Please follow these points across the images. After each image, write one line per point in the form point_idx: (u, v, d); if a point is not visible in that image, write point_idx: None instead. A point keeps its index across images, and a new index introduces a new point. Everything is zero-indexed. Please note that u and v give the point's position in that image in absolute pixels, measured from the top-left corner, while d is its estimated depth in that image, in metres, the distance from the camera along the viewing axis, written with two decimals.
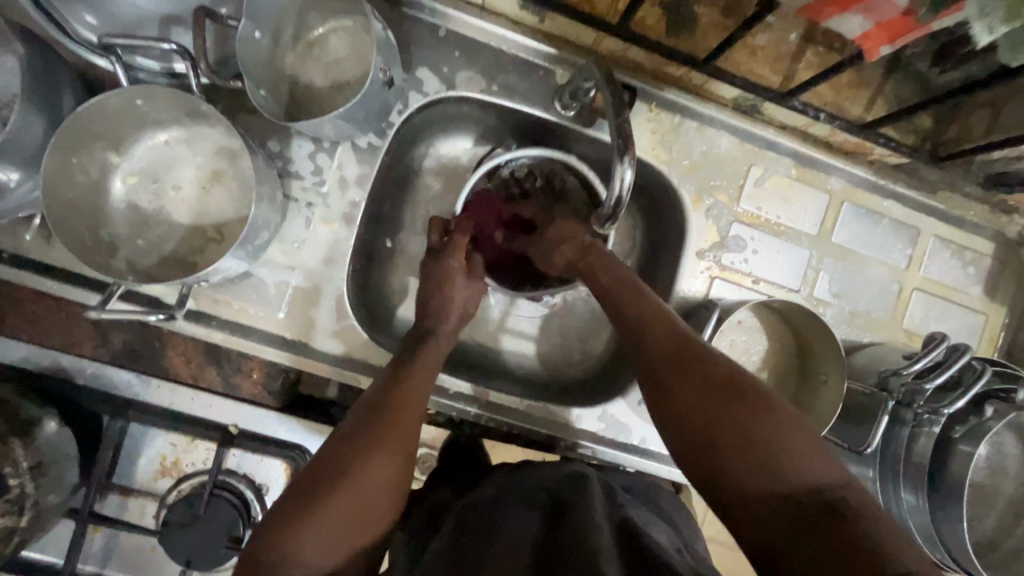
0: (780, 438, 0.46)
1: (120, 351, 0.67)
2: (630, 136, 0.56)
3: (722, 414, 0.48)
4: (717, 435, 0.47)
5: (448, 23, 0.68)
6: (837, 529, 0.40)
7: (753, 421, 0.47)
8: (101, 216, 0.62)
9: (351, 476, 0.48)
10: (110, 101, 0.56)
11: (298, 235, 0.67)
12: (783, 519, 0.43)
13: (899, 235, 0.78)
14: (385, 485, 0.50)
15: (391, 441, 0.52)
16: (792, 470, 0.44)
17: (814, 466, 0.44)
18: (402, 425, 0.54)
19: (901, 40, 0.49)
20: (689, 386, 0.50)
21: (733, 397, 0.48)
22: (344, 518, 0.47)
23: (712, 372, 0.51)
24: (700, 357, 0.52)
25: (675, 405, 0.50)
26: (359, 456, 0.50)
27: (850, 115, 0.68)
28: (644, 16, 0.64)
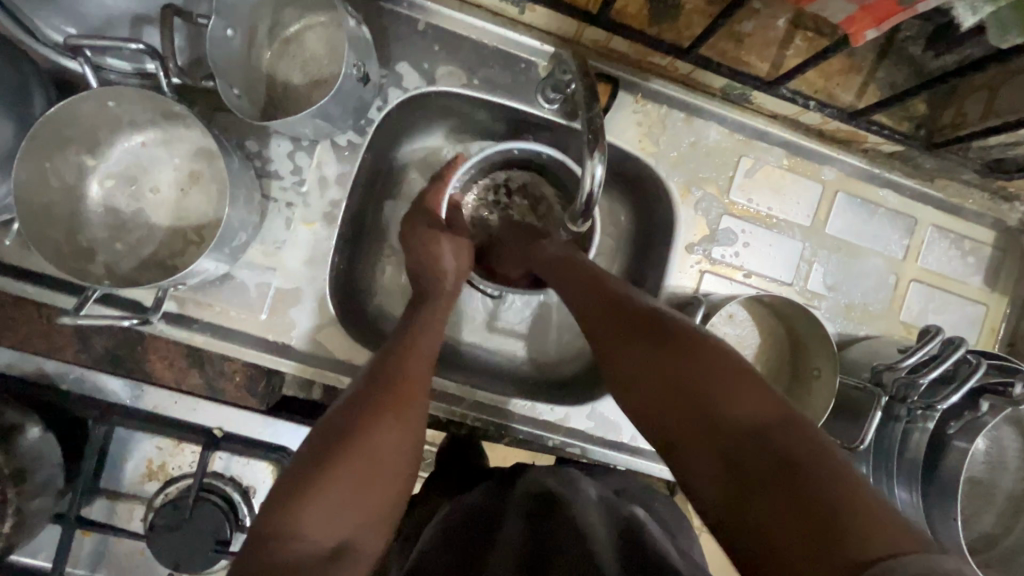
0: (717, 386, 0.44)
1: (103, 356, 0.66)
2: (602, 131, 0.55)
3: (655, 376, 0.47)
4: (657, 398, 0.46)
5: (426, 17, 0.67)
6: (771, 468, 0.38)
7: (687, 374, 0.45)
8: (78, 220, 0.61)
9: (358, 442, 0.47)
10: (81, 103, 0.55)
11: (278, 235, 0.66)
12: (721, 469, 0.41)
13: (895, 225, 0.76)
14: (394, 450, 0.49)
15: (397, 405, 0.51)
16: (726, 412, 0.42)
17: (746, 403, 0.42)
18: (407, 387, 0.52)
19: (886, 23, 0.46)
20: (624, 352, 0.50)
21: (662, 354, 0.48)
22: (355, 484, 0.46)
23: (643, 330, 0.50)
24: (633, 318, 0.52)
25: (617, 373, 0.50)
26: (368, 421, 0.49)
27: (842, 102, 0.66)
28: (626, 4, 0.63)
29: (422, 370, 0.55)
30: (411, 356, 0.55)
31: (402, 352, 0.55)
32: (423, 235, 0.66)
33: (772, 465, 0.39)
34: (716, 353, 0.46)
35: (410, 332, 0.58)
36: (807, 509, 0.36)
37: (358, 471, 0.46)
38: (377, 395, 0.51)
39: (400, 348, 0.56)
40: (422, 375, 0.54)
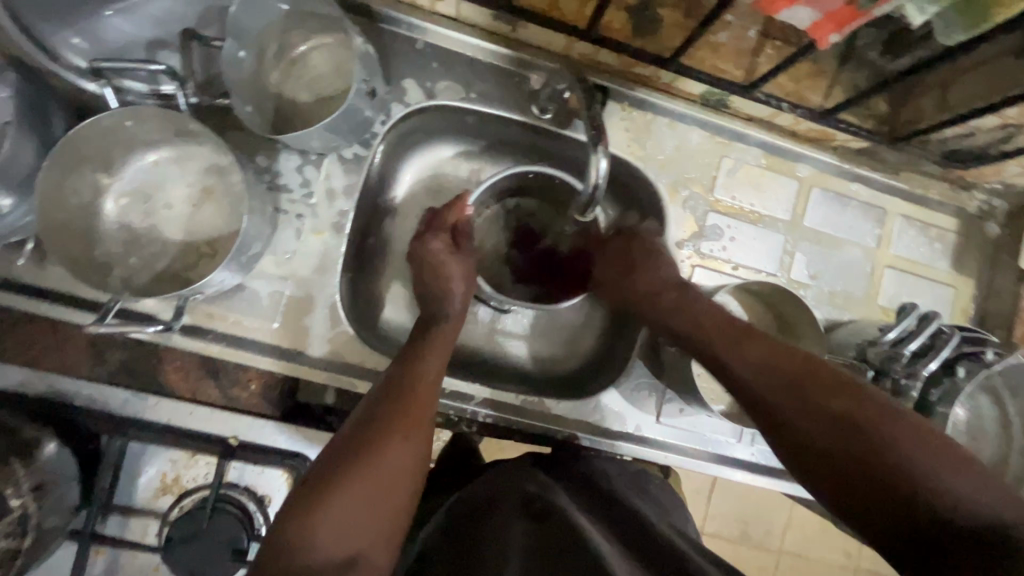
0: (899, 445, 0.45)
1: (115, 370, 0.67)
2: (603, 128, 0.59)
3: (858, 438, 0.47)
4: (781, 405, 0.52)
5: (424, 36, 0.71)
6: (898, 495, 0.43)
7: (807, 388, 0.52)
8: (94, 237, 0.63)
9: (371, 461, 0.49)
10: (100, 123, 0.58)
11: (289, 246, 0.68)
12: (844, 461, 0.47)
13: (868, 216, 0.81)
14: (408, 463, 0.51)
15: (411, 422, 0.53)
16: (867, 424, 0.47)
17: (880, 423, 0.47)
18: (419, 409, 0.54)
19: (847, 28, 0.52)
20: (767, 363, 0.55)
21: (868, 414, 0.48)
22: (370, 494, 0.47)
23: (829, 380, 0.51)
24: (824, 373, 0.52)
25: (732, 374, 0.57)
26: (377, 438, 0.50)
27: (811, 103, 0.72)
28: (611, 20, 0.68)
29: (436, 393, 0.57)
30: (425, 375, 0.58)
31: (413, 374, 0.57)
32: (433, 258, 0.68)
33: (898, 473, 0.44)
34: (833, 375, 0.52)
35: (421, 355, 0.60)
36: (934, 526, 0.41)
37: (372, 488, 0.48)
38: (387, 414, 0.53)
39: (410, 370, 0.58)
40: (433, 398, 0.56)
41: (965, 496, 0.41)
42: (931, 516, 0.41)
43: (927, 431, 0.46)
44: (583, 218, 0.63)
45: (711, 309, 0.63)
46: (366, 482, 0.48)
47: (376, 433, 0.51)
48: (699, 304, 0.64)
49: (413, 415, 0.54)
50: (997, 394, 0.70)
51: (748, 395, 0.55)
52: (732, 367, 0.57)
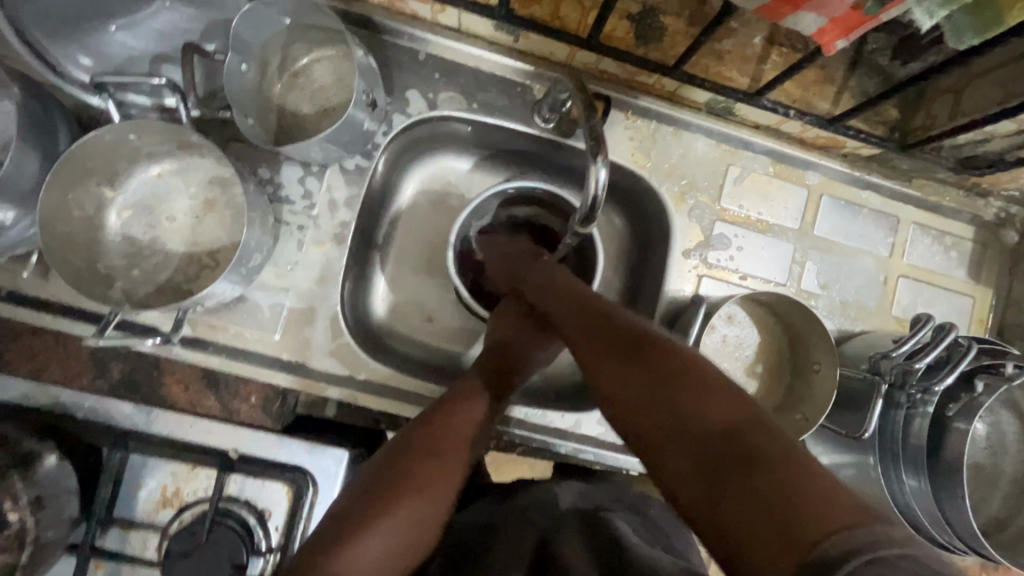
0: (691, 399, 0.42)
1: (118, 381, 0.67)
2: (602, 139, 0.58)
3: (650, 419, 0.43)
4: (647, 401, 0.44)
5: (425, 47, 0.71)
6: (750, 478, 0.35)
7: (649, 383, 0.45)
8: (97, 249, 0.63)
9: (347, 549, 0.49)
10: (104, 137, 0.58)
11: (290, 258, 0.68)
12: (693, 460, 0.39)
13: (880, 224, 0.79)
14: (399, 541, 0.52)
15: (394, 513, 0.52)
16: (697, 413, 0.41)
17: (707, 413, 0.40)
18: (409, 500, 0.53)
19: (854, 34, 0.50)
20: (608, 358, 0.49)
21: (685, 403, 0.42)
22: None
23: (648, 368, 0.46)
24: (653, 346, 0.48)
25: (593, 374, 0.50)
26: (358, 527, 0.51)
27: (819, 110, 0.70)
28: (613, 28, 0.66)
29: (430, 479, 0.56)
30: (424, 459, 0.57)
31: (409, 460, 0.56)
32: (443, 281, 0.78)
33: (727, 446, 0.37)
34: (671, 360, 0.46)
35: (432, 441, 0.58)
36: (782, 531, 0.31)
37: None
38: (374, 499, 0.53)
39: (405, 454, 0.56)
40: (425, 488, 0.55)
41: (729, 415, 0.39)
42: (733, 451, 0.37)
43: (727, 388, 0.42)
44: (583, 229, 0.61)
45: (577, 301, 0.58)
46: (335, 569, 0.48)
47: (359, 517, 0.51)
48: (557, 293, 0.61)
49: (405, 488, 0.54)
50: (1018, 407, 0.68)
51: (589, 370, 0.51)
52: (569, 331, 0.56)
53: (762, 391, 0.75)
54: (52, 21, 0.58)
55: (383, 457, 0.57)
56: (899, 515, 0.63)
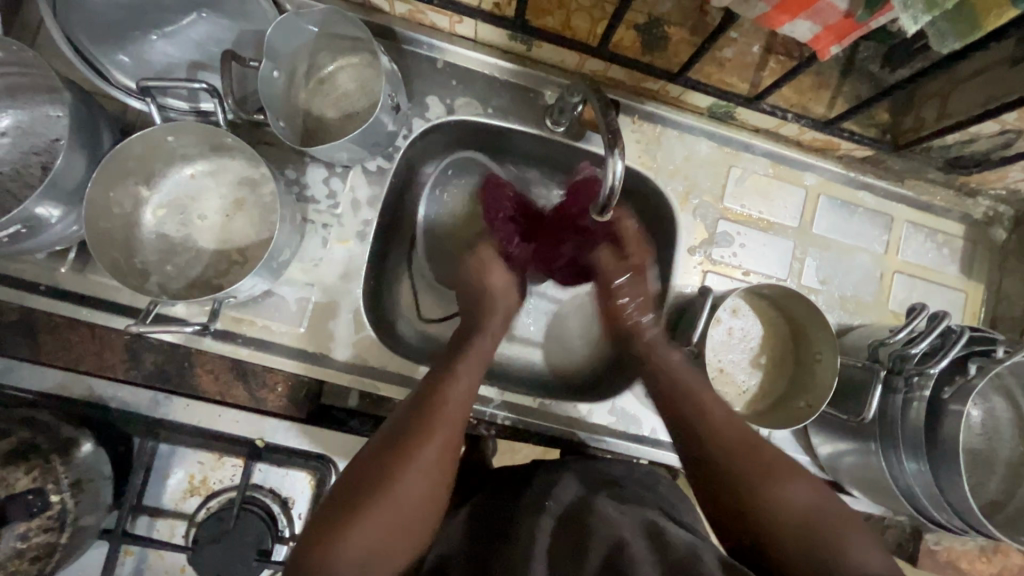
0: (828, 515, 0.52)
1: (150, 373, 0.68)
2: (618, 134, 0.59)
3: (792, 531, 0.52)
4: (746, 494, 0.55)
5: (443, 56, 0.76)
6: None
7: (765, 490, 0.54)
8: (133, 245, 0.67)
9: (392, 485, 0.50)
10: (146, 138, 0.62)
11: (316, 254, 0.71)
12: None
13: (875, 223, 0.83)
14: (433, 476, 0.52)
15: (457, 418, 0.56)
16: (839, 550, 0.49)
17: (861, 558, 0.49)
18: (448, 423, 0.55)
19: (846, 40, 0.54)
20: (726, 457, 0.58)
21: (800, 508, 0.53)
22: (392, 520, 0.49)
23: (765, 470, 0.56)
24: (769, 464, 0.56)
25: (708, 468, 0.58)
26: (407, 452, 0.52)
27: (814, 114, 0.75)
28: (621, 38, 0.71)
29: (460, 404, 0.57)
30: (450, 389, 0.58)
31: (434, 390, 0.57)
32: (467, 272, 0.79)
33: None
34: (772, 466, 0.56)
35: (444, 374, 0.59)
36: None
37: (395, 511, 0.49)
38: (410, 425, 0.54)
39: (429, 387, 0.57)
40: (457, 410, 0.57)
41: (875, 573, 0.48)
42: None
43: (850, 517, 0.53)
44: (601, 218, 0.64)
45: (681, 387, 0.65)
46: (391, 505, 0.49)
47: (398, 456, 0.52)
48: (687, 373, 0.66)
49: (440, 427, 0.54)
50: (1011, 394, 0.71)
51: (720, 484, 0.56)
52: (706, 435, 0.60)
53: (765, 381, 0.79)
54: (97, 31, 0.62)
55: (411, 398, 0.57)
56: (900, 497, 0.66)
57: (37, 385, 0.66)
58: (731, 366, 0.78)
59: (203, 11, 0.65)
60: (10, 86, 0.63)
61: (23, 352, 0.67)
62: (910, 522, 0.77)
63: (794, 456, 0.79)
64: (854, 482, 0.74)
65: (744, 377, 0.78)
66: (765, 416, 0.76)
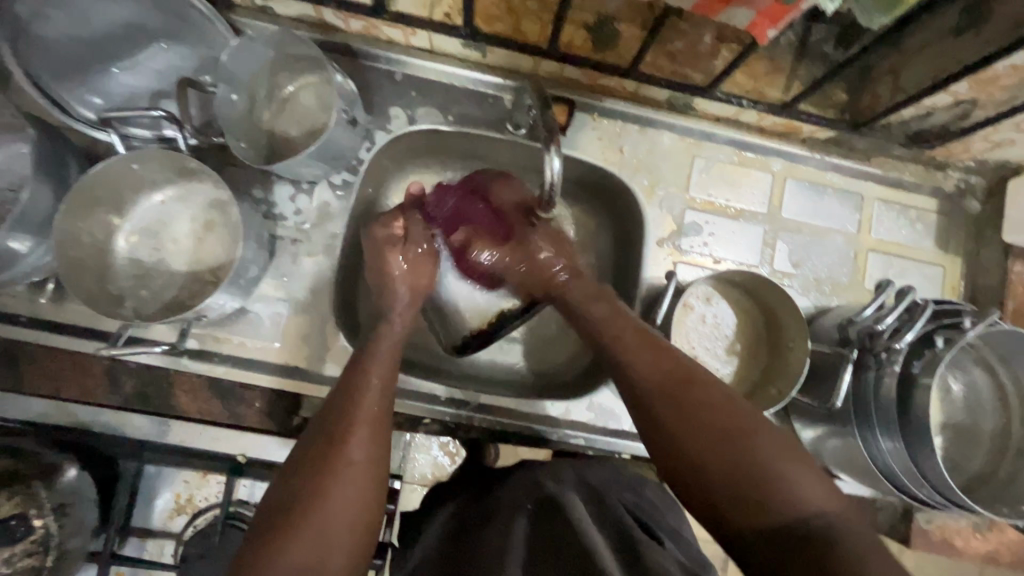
0: (754, 451, 0.49)
1: (130, 396, 0.69)
2: (555, 130, 0.62)
3: (722, 470, 0.49)
4: (676, 395, 0.54)
5: (401, 68, 0.77)
6: (813, 550, 0.43)
7: (689, 400, 0.53)
8: (108, 272, 0.68)
9: (313, 511, 0.48)
10: (110, 168, 0.64)
11: (286, 270, 0.73)
12: (766, 516, 0.46)
13: (844, 203, 0.83)
14: (358, 501, 0.50)
15: (375, 441, 0.54)
16: (777, 473, 0.48)
17: (801, 477, 0.47)
18: (362, 440, 0.53)
19: (781, 22, 0.55)
20: (657, 364, 0.57)
21: (740, 446, 0.50)
22: (315, 550, 0.46)
23: (709, 399, 0.53)
24: (694, 401, 0.53)
25: (641, 381, 0.57)
26: (323, 473, 0.50)
27: (771, 98, 0.75)
28: (571, 38, 0.72)
29: (374, 414, 0.55)
30: (356, 409, 0.55)
31: (341, 405, 0.55)
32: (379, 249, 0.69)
33: (800, 523, 0.45)
34: (705, 383, 0.54)
35: (352, 389, 0.57)
36: None
37: (318, 537, 0.47)
38: (322, 445, 0.52)
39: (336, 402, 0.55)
40: (373, 415, 0.55)
41: (811, 496, 0.46)
42: (791, 520, 0.45)
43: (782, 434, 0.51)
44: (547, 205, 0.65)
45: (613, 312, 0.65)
46: (313, 529, 0.47)
47: (312, 483, 0.49)
48: (612, 317, 0.64)
49: (354, 444, 0.52)
50: (989, 364, 0.70)
51: (659, 419, 0.54)
52: (635, 361, 0.59)
53: (742, 367, 0.78)
54: (57, 67, 0.65)
55: (321, 425, 0.54)
56: (881, 476, 0.66)
57: (23, 414, 0.68)
58: (705, 355, 0.78)
59: (163, 42, 0.68)
60: None
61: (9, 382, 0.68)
62: (900, 502, 0.77)
63: None
64: (839, 465, 0.73)
65: (720, 365, 0.78)
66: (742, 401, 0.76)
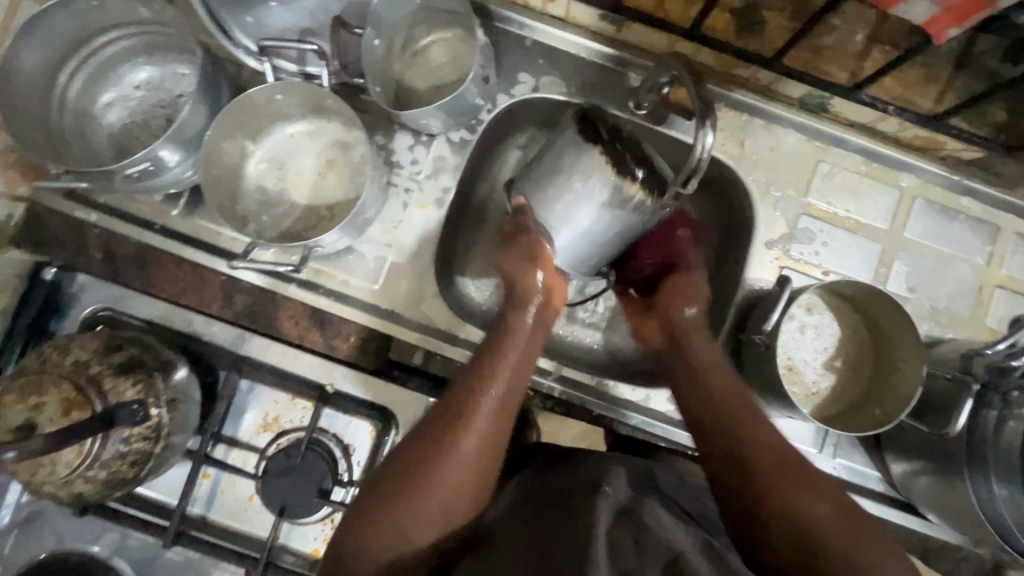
0: (817, 516, 0.51)
1: (239, 313, 0.75)
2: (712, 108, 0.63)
3: (795, 529, 0.50)
4: (749, 457, 0.56)
5: (532, 34, 0.77)
6: None
7: (765, 468, 0.55)
8: (237, 195, 0.73)
9: (420, 480, 0.51)
10: (258, 95, 0.67)
11: (396, 217, 0.75)
12: None
13: (977, 232, 0.78)
14: (468, 477, 0.52)
15: (495, 419, 0.56)
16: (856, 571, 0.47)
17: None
18: (485, 419, 0.55)
19: (967, 22, 0.51)
20: (736, 429, 0.59)
21: (810, 513, 0.51)
22: (427, 517, 0.50)
23: (786, 462, 0.55)
24: (780, 464, 0.55)
25: (723, 435, 0.59)
26: (436, 447, 0.52)
27: (920, 109, 0.70)
28: (715, 22, 0.70)
29: (499, 400, 0.57)
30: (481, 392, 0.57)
31: (458, 410, 0.55)
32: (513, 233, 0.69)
33: None
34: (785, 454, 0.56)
35: (470, 389, 0.57)
36: None
37: (432, 506, 0.50)
38: (437, 436, 0.54)
39: (454, 404, 0.55)
40: (490, 415, 0.55)
41: None
42: None
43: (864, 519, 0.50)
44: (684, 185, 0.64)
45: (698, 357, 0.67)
46: (426, 496, 0.50)
47: (422, 449, 0.53)
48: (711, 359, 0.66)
49: (467, 417, 0.54)
50: None
51: (743, 483, 0.55)
52: (716, 431, 0.60)
53: (839, 384, 0.75)
54: None
55: (449, 395, 0.57)
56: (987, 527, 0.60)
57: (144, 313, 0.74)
58: (801, 366, 0.75)
59: None
60: (149, 42, 0.71)
61: (137, 281, 0.74)
62: (990, 555, 0.72)
63: (864, 469, 0.74)
64: (929, 506, 0.68)
65: (814, 378, 0.75)
66: (831, 421, 0.74)
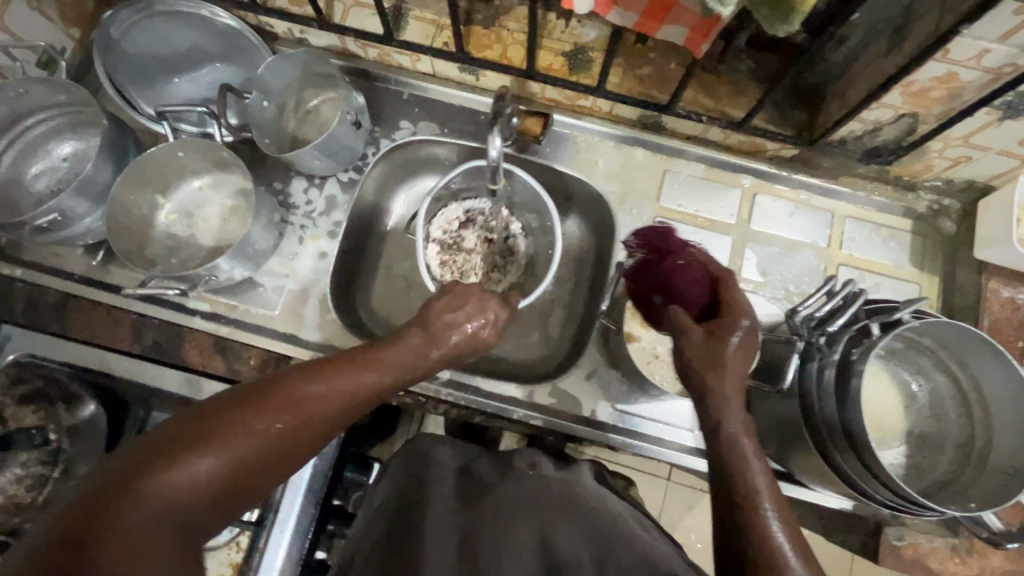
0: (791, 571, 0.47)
1: (148, 345, 0.80)
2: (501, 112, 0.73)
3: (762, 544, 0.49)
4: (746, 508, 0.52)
5: (408, 89, 0.90)
6: None
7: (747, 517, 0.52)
8: (147, 242, 0.82)
9: (244, 430, 0.47)
10: (160, 153, 0.78)
11: (292, 250, 0.84)
12: None
13: (814, 218, 0.87)
14: (284, 449, 0.50)
15: (335, 404, 0.54)
16: None
17: None
18: (328, 401, 0.54)
19: (711, 37, 0.63)
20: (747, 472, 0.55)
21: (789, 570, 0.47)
22: (230, 470, 0.45)
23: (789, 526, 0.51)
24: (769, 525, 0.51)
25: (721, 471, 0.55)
26: (272, 404, 0.50)
27: (733, 117, 0.81)
28: (550, 63, 0.83)
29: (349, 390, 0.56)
30: (332, 378, 0.55)
31: (314, 374, 0.54)
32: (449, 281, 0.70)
33: None
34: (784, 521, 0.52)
35: (320, 370, 0.55)
36: None
37: (239, 462, 0.46)
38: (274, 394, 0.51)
39: (312, 367, 0.55)
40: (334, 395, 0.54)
41: None
42: None
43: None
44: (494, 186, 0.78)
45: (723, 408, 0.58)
46: (239, 452, 0.46)
47: (253, 404, 0.49)
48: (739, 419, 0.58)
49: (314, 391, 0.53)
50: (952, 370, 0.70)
51: (734, 509, 0.52)
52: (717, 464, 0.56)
53: None
54: (136, 75, 0.83)
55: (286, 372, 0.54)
56: (832, 474, 0.65)
57: None
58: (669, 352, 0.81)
59: (217, 62, 0.86)
60: (73, 121, 0.83)
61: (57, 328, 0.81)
62: (870, 517, 0.75)
63: None
64: (798, 469, 0.72)
65: None
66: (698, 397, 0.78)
